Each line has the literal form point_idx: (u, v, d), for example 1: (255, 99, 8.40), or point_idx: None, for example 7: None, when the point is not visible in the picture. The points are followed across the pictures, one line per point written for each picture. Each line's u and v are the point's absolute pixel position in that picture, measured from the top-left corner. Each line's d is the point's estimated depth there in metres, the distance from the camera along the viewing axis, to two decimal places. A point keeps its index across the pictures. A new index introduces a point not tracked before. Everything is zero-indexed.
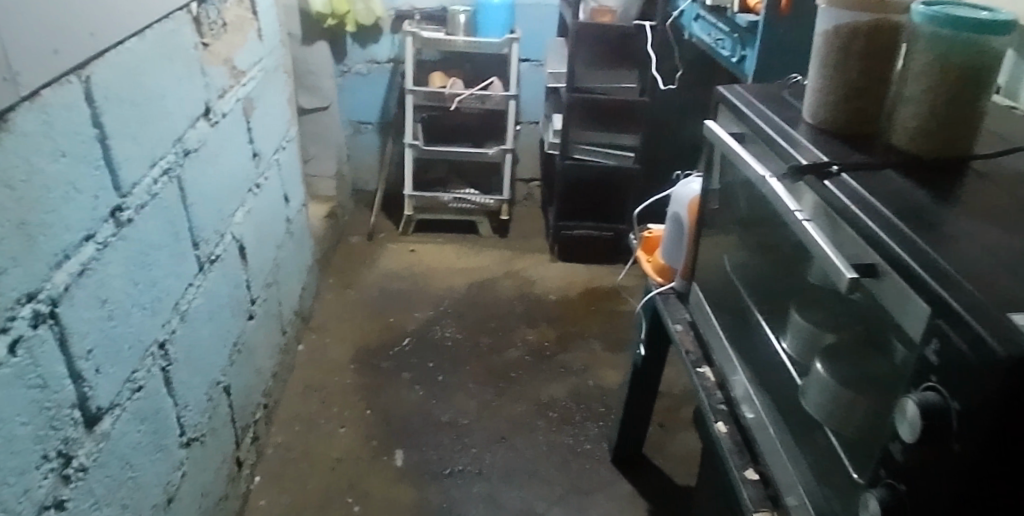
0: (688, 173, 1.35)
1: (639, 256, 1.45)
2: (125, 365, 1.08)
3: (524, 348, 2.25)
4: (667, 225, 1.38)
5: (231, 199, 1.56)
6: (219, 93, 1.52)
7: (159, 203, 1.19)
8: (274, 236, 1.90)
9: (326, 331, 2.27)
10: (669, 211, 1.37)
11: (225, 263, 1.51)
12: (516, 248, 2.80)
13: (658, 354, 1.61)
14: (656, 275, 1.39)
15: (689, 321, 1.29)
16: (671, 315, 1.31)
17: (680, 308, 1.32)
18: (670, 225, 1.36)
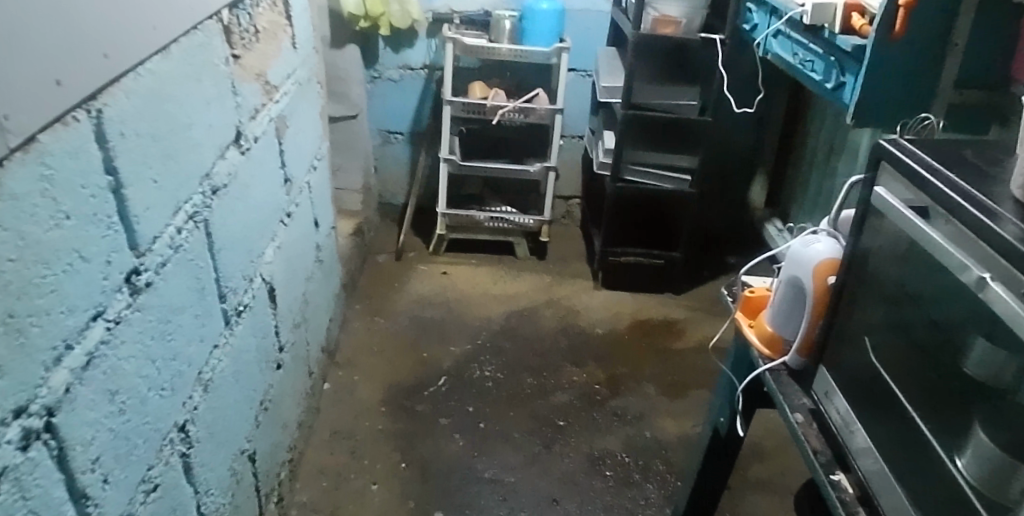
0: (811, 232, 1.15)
1: (739, 319, 1.25)
2: (138, 464, 0.88)
3: (572, 391, 2.04)
4: (781, 290, 1.17)
5: (262, 236, 1.36)
6: (251, 114, 1.31)
7: (183, 257, 0.99)
8: (303, 269, 1.69)
9: (354, 367, 2.06)
10: (783, 273, 1.16)
11: (253, 311, 1.31)
12: (556, 272, 2.59)
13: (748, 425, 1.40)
14: (763, 347, 1.19)
15: (810, 408, 1.09)
16: (787, 397, 1.11)
17: (795, 388, 1.13)
18: (785, 289, 1.16)
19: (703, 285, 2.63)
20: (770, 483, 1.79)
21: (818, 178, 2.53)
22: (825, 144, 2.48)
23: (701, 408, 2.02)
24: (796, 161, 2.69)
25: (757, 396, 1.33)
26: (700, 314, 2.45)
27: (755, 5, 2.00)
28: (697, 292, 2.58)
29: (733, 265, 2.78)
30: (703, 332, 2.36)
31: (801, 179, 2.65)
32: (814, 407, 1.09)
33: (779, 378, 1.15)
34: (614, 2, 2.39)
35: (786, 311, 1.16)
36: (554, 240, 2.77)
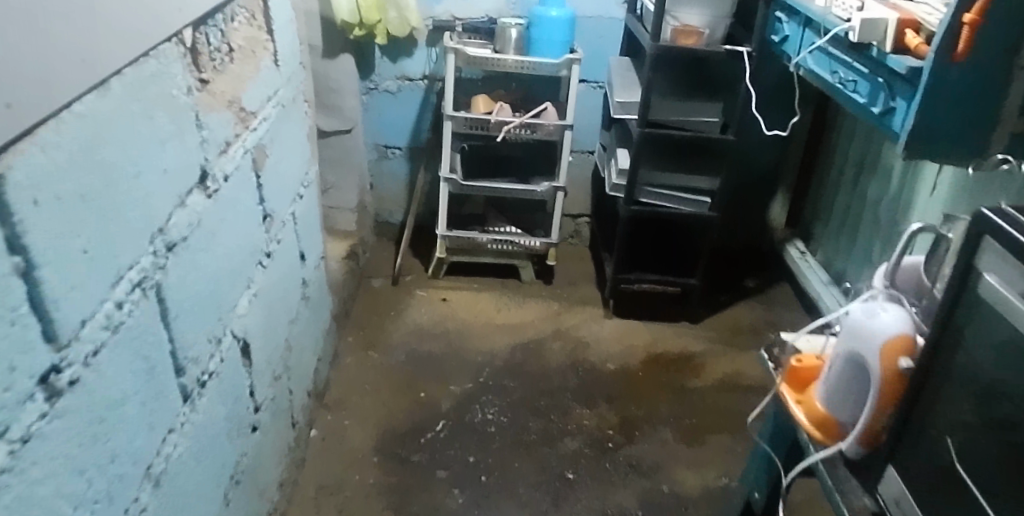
0: (874, 301, 0.98)
1: (788, 396, 1.10)
2: None
3: (583, 437, 1.87)
4: (837, 369, 1.01)
5: (235, 286, 1.19)
6: (221, 148, 1.14)
7: (121, 337, 0.84)
8: (285, 311, 1.52)
9: (345, 410, 1.89)
10: (838, 345, 1.01)
11: (221, 376, 1.15)
12: (564, 298, 2.42)
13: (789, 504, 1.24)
14: (817, 432, 1.04)
15: (873, 510, 0.94)
16: (845, 496, 0.97)
17: (853, 485, 0.98)
18: (841, 365, 1.00)
19: (721, 313, 2.46)
20: None
21: (847, 199, 2.35)
22: (855, 163, 2.30)
23: (723, 457, 1.85)
24: (821, 180, 2.51)
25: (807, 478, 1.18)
26: (719, 346, 2.28)
27: (786, 15, 1.82)
28: (716, 321, 2.41)
29: (753, 289, 2.61)
30: (723, 368, 2.18)
31: (828, 199, 2.47)
32: (878, 509, 0.94)
33: (835, 474, 1.00)
34: (629, 9, 2.22)
35: (841, 390, 1.01)
36: (561, 262, 2.60)
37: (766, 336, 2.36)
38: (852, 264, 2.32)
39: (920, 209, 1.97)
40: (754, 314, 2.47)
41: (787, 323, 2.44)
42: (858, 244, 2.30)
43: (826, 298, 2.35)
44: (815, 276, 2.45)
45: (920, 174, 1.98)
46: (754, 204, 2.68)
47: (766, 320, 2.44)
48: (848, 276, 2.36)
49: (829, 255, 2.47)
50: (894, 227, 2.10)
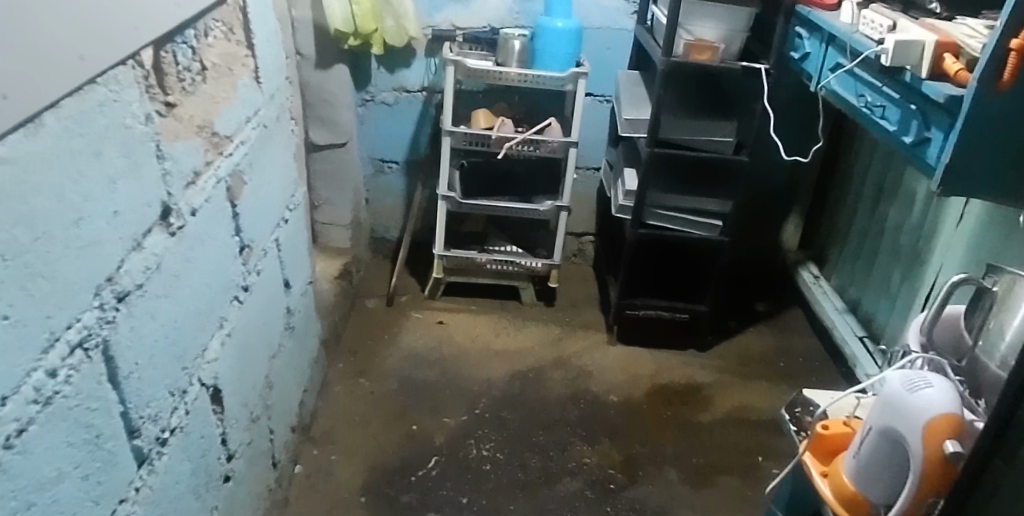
0: (911, 373, 0.94)
1: (815, 470, 1.06)
2: None
3: (584, 476, 1.76)
4: (870, 445, 0.97)
5: (203, 329, 1.08)
6: (187, 179, 1.03)
7: (56, 408, 0.72)
8: (265, 346, 1.41)
9: (332, 444, 1.78)
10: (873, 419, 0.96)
11: (185, 430, 1.04)
12: (566, 322, 2.31)
13: None
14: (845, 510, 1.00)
15: None
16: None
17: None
18: (874, 440, 0.95)
19: (731, 340, 2.34)
20: None
21: (865, 223, 2.24)
22: (874, 185, 2.18)
23: (731, 501, 1.73)
24: (838, 201, 2.39)
25: None
26: (728, 376, 2.16)
27: (807, 31, 1.70)
28: (725, 349, 2.29)
29: (764, 313, 2.48)
30: (733, 400, 2.07)
31: (844, 221, 2.36)
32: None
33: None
34: (638, 19, 2.12)
35: (869, 467, 0.96)
36: (564, 283, 2.49)
37: (778, 365, 2.24)
38: (870, 291, 2.21)
39: (945, 237, 1.85)
40: (765, 341, 2.35)
41: (800, 351, 2.32)
42: (876, 271, 2.18)
43: (840, 327, 2.22)
44: (829, 302, 2.33)
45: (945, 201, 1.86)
46: (767, 225, 2.56)
47: (777, 348, 2.33)
48: (865, 303, 2.24)
49: (845, 280, 2.35)
50: (916, 255, 1.98)
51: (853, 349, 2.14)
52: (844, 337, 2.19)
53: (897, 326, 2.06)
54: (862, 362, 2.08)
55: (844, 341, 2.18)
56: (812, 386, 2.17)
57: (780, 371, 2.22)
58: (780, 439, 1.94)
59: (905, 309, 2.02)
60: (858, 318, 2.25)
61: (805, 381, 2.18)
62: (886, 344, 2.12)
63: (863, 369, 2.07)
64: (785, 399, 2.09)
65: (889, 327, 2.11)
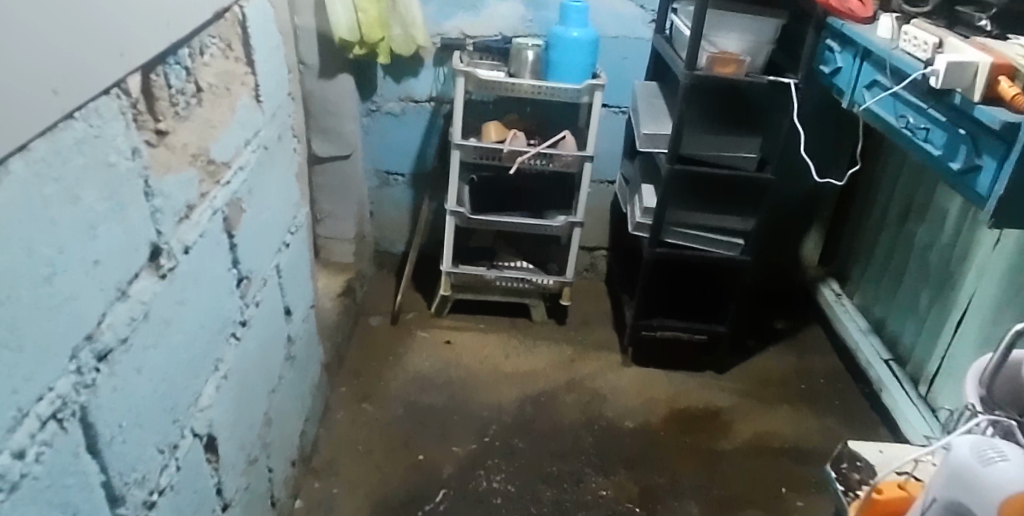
0: (978, 442, 0.84)
1: None
2: None
3: (599, 511, 1.67)
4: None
5: (196, 375, 1.00)
6: (179, 214, 0.94)
7: (26, 491, 0.64)
8: (265, 380, 1.33)
9: (334, 476, 1.70)
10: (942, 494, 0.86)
11: (175, 487, 0.95)
12: (578, 342, 2.22)
13: None
14: None
15: None
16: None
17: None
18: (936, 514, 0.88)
19: (750, 360, 2.26)
20: None
21: (891, 241, 2.15)
22: (901, 202, 2.10)
23: None
24: (862, 217, 2.31)
25: None
26: (748, 400, 2.08)
27: (838, 45, 1.61)
28: (744, 370, 2.21)
29: (783, 331, 2.40)
30: (754, 426, 1.98)
31: (869, 238, 2.27)
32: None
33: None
34: (656, 28, 2.04)
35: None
36: (576, 300, 2.41)
37: (799, 388, 2.15)
38: (895, 312, 2.12)
39: (979, 260, 1.77)
40: (784, 362, 2.26)
41: (821, 372, 2.23)
42: (902, 291, 2.09)
43: (865, 349, 2.15)
44: (852, 322, 2.26)
45: (981, 222, 1.77)
46: (788, 240, 2.49)
47: (797, 369, 2.24)
48: (889, 323, 2.16)
49: (868, 299, 2.27)
50: (947, 277, 1.90)
51: (879, 372, 2.07)
52: (868, 360, 2.12)
53: (924, 349, 1.98)
54: (888, 386, 2.02)
55: (869, 364, 2.11)
56: (836, 410, 2.08)
57: (801, 394, 2.13)
58: (804, 468, 1.85)
59: (934, 333, 1.94)
60: (882, 340, 2.17)
61: (828, 405, 2.09)
62: (913, 368, 2.03)
63: (891, 395, 2.00)
64: (808, 424, 2.01)
65: (915, 350, 2.02)
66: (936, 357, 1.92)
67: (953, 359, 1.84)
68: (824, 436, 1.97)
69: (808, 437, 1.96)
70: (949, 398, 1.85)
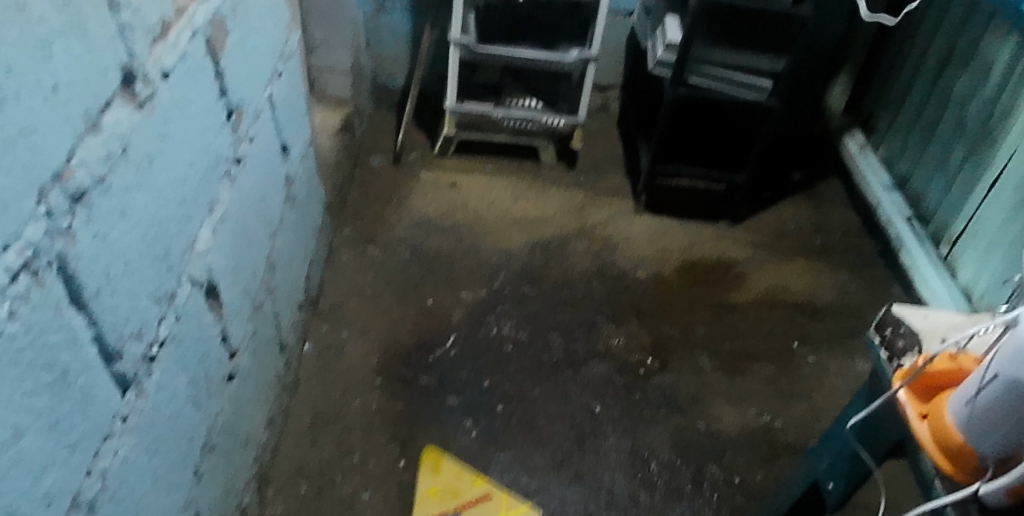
0: None
1: (910, 413, 0.87)
2: None
3: (609, 360, 1.64)
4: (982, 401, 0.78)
5: (189, 218, 0.90)
6: (154, 33, 0.80)
7: (4, 352, 0.56)
8: (267, 222, 1.23)
9: (342, 319, 1.65)
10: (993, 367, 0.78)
11: (180, 337, 0.88)
12: (589, 189, 2.12)
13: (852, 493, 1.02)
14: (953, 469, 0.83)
15: None
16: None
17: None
18: (997, 396, 0.76)
19: (765, 212, 2.17)
20: (857, 504, 1.40)
21: (925, 90, 2.00)
22: (942, 48, 1.93)
23: (766, 388, 1.63)
24: (897, 62, 2.14)
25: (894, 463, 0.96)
26: (762, 254, 2.01)
27: None
28: (759, 222, 2.13)
29: (799, 184, 2.30)
30: (768, 280, 1.92)
31: (901, 85, 2.12)
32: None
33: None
34: None
35: (987, 419, 0.77)
36: (587, 143, 2.28)
37: (816, 243, 2.08)
38: (920, 166, 2.02)
39: None
40: (800, 216, 2.18)
41: (836, 225, 2.16)
42: (932, 144, 1.97)
43: (886, 207, 2.06)
44: (874, 177, 2.16)
45: None
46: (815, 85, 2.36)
47: (813, 221, 2.16)
48: (913, 181, 2.05)
49: (893, 152, 2.15)
50: (983, 130, 1.77)
51: (898, 229, 1.99)
52: (888, 217, 2.04)
53: (949, 207, 1.89)
54: (907, 245, 1.95)
55: (889, 221, 2.03)
56: (851, 264, 2.02)
57: (818, 248, 2.06)
58: (815, 325, 1.81)
59: (962, 192, 1.84)
60: (904, 197, 2.08)
61: (843, 261, 2.04)
62: (934, 226, 1.95)
63: (910, 255, 1.93)
64: (821, 278, 1.96)
65: (940, 207, 1.93)
66: (963, 217, 1.83)
67: (982, 220, 1.76)
68: (837, 292, 1.92)
69: (823, 291, 1.91)
70: (971, 260, 1.79)
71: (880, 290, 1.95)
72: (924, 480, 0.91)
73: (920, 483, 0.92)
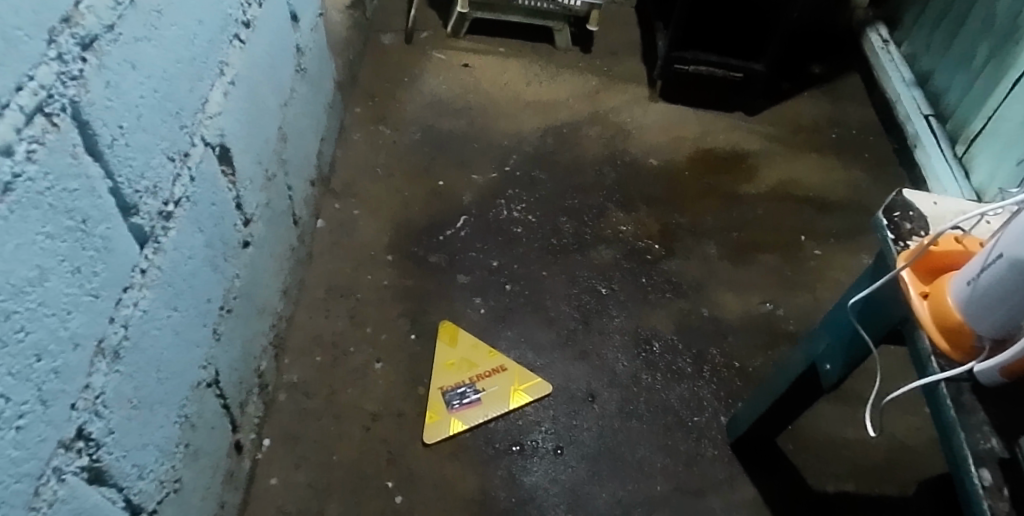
0: None
1: (913, 292, 0.89)
2: None
3: (618, 246, 1.65)
4: (984, 280, 0.79)
5: (200, 78, 0.89)
6: None
7: (22, 194, 0.57)
8: (278, 92, 1.22)
9: (354, 198, 1.66)
10: (999, 247, 0.78)
11: (194, 198, 0.88)
12: (604, 74, 2.07)
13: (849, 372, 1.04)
14: (950, 347, 0.84)
15: (1001, 458, 0.77)
16: (969, 434, 0.79)
17: (980, 420, 0.80)
18: (999, 275, 0.77)
19: (782, 104, 2.12)
20: (850, 389, 1.44)
21: None
22: None
23: (769, 279, 1.63)
24: None
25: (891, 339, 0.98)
26: (777, 146, 1.98)
27: None
28: (776, 114, 2.08)
29: (819, 77, 2.23)
30: (780, 173, 1.90)
31: None
32: (1008, 458, 0.78)
33: (959, 401, 0.82)
34: None
35: (987, 297, 0.78)
36: (605, 27, 2.21)
37: (829, 138, 2.03)
38: (944, 61, 1.96)
39: None
40: (817, 109, 2.12)
41: (854, 119, 2.11)
42: (958, 38, 1.90)
43: (905, 103, 2.01)
44: (896, 72, 2.09)
45: None
46: None
47: (831, 114, 2.11)
48: (937, 77, 1.99)
49: (917, 47, 2.08)
50: (1013, 23, 1.70)
51: (916, 126, 1.95)
52: (907, 114, 2.00)
53: (969, 104, 1.84)
54: (923, 142, 1.92)
55: (907, 118, 1.99)
56: (867, 159, 1.99)
57: (831, 143, 2.01)
58: (824, 219, 1.80)
59: (985, 90, 1.78)
60: (925, 93, 2.02)
61: (856, 157, 1.99)
62: (952, 124, 1.91)
63: (924, 152, 1.90)
64: (835, 172, 1.93)
65: (960, 105, 1.88)
66: (983, 115, 1.78)
67: (1001, 119, 1.71)
68: (848, 188, 1.89)
69: (835, 185, 1.89)
70: (986, 159, 1.75)
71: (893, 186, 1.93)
72: (920, 358, 0.87)
73: (913, 362, 0.89)
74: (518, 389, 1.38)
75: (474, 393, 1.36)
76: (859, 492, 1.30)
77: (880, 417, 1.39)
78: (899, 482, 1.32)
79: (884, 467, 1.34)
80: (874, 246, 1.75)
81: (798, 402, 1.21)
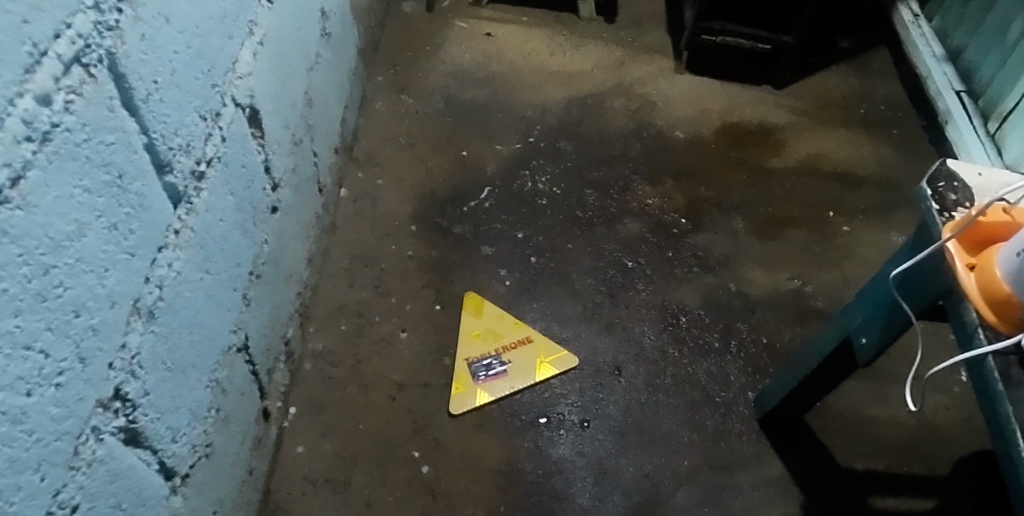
0: None
1: (960, 263, 0.86)
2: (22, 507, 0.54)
3: (644, 219, 1.63)
4: None
5: (231, 36, 0.86)
6: None
7: (61, 145, 0.55)
8: (304, 54, 1.19)
9: (377, 167, 1.64)
10: None
11: (225, 160, 0.86)
12: (629, 44, 2.03)
13: (885, 348, 1.01)
14: (999, 320, 0.81)
15: None
16: (1018, 409, 0.76)
17: None
18: None
19: (810, 78, 2.07)
20: (881, 366, 1.42)
21: None
22: None
23: (798, 255, 1.61)
24: None
25: (927, 313, 0.95)
26: (805, 119, 1.94)
27: None
28: (804, 87, 2.03)
29: (848, 50, 2.18)
30: (808, 147, 1.86)
31: None
32: None
33: (1008, 375, 0.79)
34: None
35: None
36: None
37: (858, 112, 1.99)
38: (977, 36, 1.90)
39: None
40: (846, 82, 2.07)
41: (884, 93, 2.06)
42: (992, 12, 1.84)
43: (936, 79, 1.96)
44: (927, 48, 2.04)
45: None
46: None
47: (861, 88, 2.06)
48: (969, 53, 1.93)
49: (949, 21, 2.03)
50: None
51: (947, 102, 1.91)
52: (937, 90, 1.95)
53: (1003, 80, 1.79)
54: (954, 119, 1.87)
55: (938, 94, 1.94)
56: (897, 134, 1.95)
57: (860, 118, 1.97)
58: (853, 194, 1.76)
59: (1019, 66, 1.73)
60: (956, 69, 1.97)
61: (886, 133, 1.94)
62: (984, 101, 1.86)
63: (955, 128, 1.85)
64: (865, 147, 1.89)
65: (993, 81, 1.83)
66: (1017, 92, 1.73)
67: None
68: (878, 164, 1.85)
69: (864, 159, 1.85)
70: (1019, 136, 1.70)
71: (925, 162, 1.89)
72: (965, 330, 0.84)
73: (957, 336, 0.86)
74: (544, 361, 1.36)
75: (500, 364, 1.34)
76: (888, 470, 1.28)
77: (914, 394, 1.37)
78: (930, 461, 1.30)
79: (915, 445, 1.32)
80: (904, 222, 1.71)
81: (828, 378, 1.19)
